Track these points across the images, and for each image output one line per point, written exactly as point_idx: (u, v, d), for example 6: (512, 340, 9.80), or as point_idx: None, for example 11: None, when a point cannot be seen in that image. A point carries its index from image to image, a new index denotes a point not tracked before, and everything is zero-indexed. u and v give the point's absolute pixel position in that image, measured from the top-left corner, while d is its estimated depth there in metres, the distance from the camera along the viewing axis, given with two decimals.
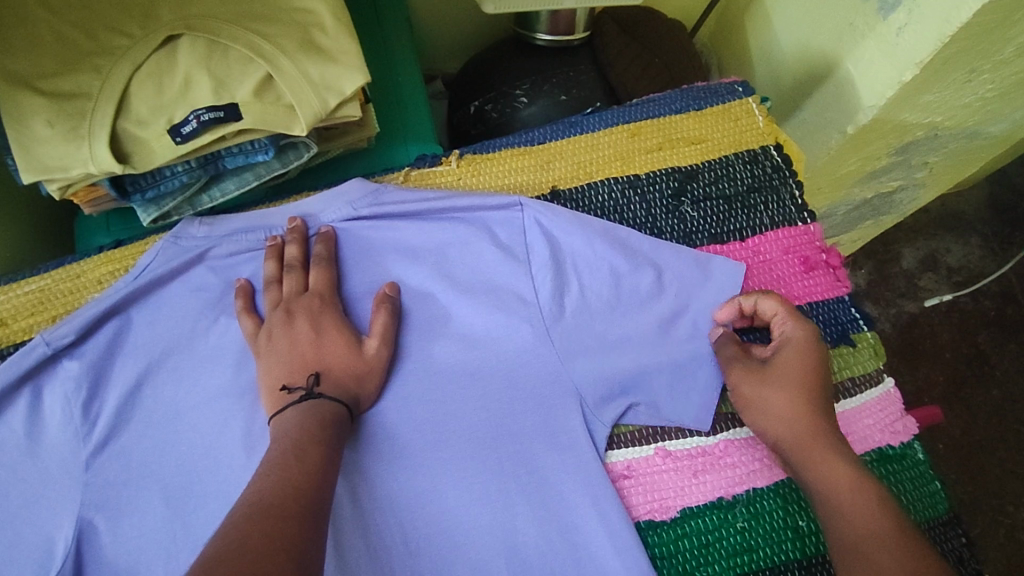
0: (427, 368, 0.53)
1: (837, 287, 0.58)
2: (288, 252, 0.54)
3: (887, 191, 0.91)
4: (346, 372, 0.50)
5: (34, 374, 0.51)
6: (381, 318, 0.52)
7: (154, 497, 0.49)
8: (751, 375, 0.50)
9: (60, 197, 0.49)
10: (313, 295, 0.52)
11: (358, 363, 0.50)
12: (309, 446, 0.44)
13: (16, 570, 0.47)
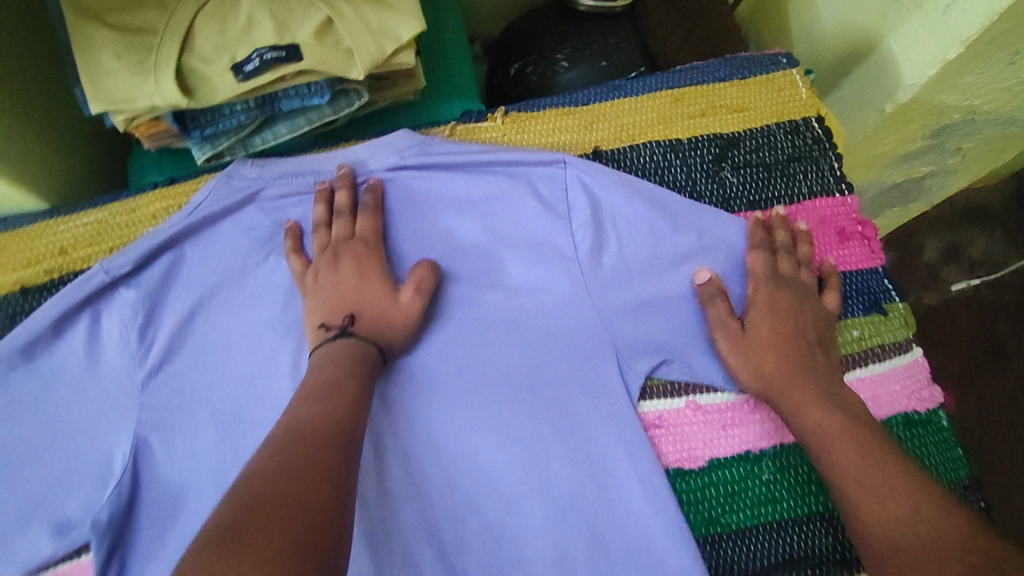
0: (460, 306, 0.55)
1: (872, 259, 0.58)
2: (337, 199, 0.56)
3: (917, 176, 0.92)
4: (383, 318, 0.51)
5: (92, 300, 0.53)
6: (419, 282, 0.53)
7: (204, 422, 0.51)
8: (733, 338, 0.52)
9: (124, 129, 0.51)
10: (359, 241, 0.54)
11: (395, 311, 0.52)
12: (346, 382, 0.46)
13: (75, 483, 0.50)
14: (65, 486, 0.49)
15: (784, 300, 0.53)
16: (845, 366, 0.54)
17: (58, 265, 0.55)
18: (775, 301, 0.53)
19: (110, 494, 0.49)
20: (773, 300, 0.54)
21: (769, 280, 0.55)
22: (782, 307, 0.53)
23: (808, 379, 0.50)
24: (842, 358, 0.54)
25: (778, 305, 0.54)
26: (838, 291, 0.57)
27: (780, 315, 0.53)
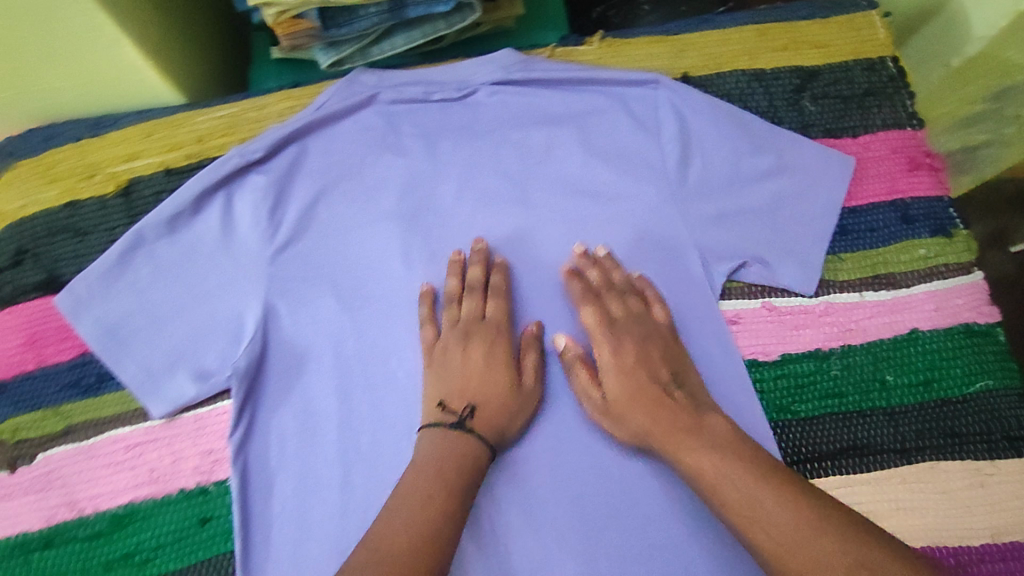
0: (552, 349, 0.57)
1: (938, 188, 0.62)
2: (467, 306, 0.56)
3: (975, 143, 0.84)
4: (500, 408, 0.53)
5: (227, 182, 0.59)
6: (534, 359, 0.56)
7: (326, 296, 0.57)
8: (602, 410, 0.54)
9: (272, 21, 0.56)
10: (491, 324, 0.56)
11: (517, 397, 0.54)
12: (449, 477, 0.47)
13: (212, 340, 0.56)
14: (203, 342, 0.56)
15: (615, 355, 0.54)
16: (910, 280, 0.59)
17: (197, 152, 0.61)
18: (635, 359, 0.53)
19: (243, 350, 0.55)
20: (618, 351, 0.54)
21: (602, 328, 0.55)
22: (624, 360, 0.53)
23: (682, 430, 0.49)
24: (908, 273, 0.59)
25: (652, 355, 0.54)
26: (907, 214, 0.61)
27: (627, 377, 0.53)
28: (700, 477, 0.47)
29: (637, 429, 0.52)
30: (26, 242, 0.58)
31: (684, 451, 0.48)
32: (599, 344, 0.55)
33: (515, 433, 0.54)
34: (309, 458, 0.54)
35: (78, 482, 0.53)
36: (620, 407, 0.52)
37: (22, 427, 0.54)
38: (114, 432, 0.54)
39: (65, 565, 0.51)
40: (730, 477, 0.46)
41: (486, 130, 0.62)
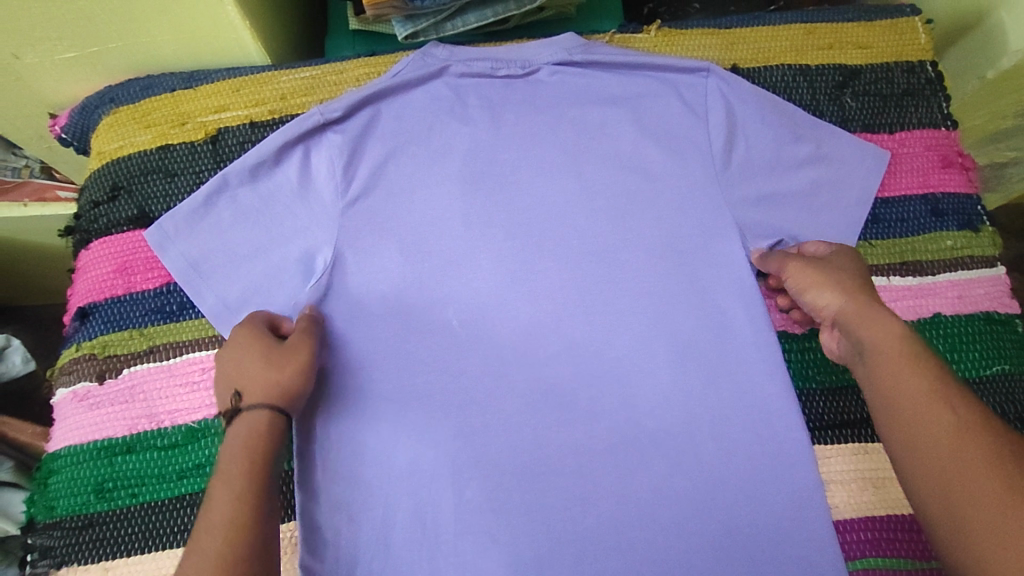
0: (493, 360, 0.59)
1: (967, 186, 0.66)
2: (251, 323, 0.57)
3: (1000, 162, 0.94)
4: (277, 374, 0.54)
5: (306, 138, 0.63)
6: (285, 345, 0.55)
7: (390, 248, 0.62)
8: (800, 259, 0.58)
9: None
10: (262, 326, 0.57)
11: (290, 357, 0.54)
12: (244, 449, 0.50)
13: (285, 280, 0.61)
14: (277, 281, 0.61)
15: (843, 259, 0.58)
16: (934, 269, 0.62)
17: (280, 109, 0.67)
18: (851, 261, 0.58)
19: (312, 289, 0.60)
20: (834, 257, 0.59)
21: (824, 249, 0.59)
22: (844, 260, 0.58)
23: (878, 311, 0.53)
24: (933, 262, 0.63)
25: (854, 268, 0.58)
26: (936, 208, 0.65)
27: (854, 266, 0.58)
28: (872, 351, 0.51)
29: (850, 298, 0.54)
30: (123, 179, 0.64)
31: (866, 320, 0.52)
32: (823, 247, 0.60)
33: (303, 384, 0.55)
34: (364, 393, 0.58)
35: (157, 397, 0.58)
36: (829, 261, 0.58)
37: (111, 344, 0.59)
38: (192, 355, 0.59)
39: (144, 470, 0.56)
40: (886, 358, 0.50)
41: (545, 106, 0.67)
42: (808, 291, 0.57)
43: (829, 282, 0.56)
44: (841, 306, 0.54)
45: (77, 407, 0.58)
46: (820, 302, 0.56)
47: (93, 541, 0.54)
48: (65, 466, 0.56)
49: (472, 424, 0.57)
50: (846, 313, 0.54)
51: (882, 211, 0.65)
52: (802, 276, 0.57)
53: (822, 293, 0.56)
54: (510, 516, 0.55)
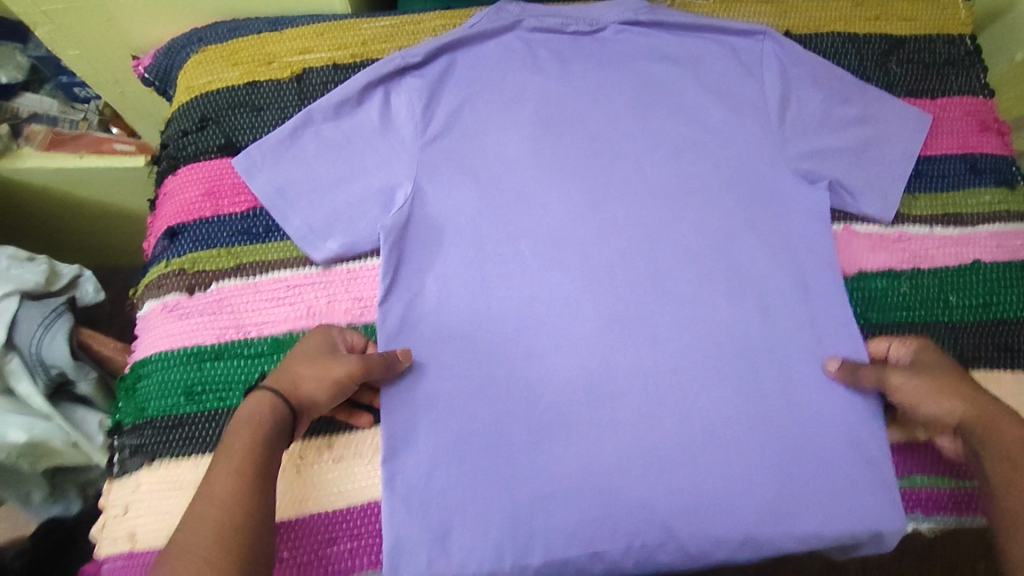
0: (563, 289, 0.63)
1: (1004, 149, 0.71)
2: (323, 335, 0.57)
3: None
4: (309, 370, 0.54)
5: (387, 79, 0.66)
6: (336, 355, 0.55)
7: (466, 184, 0.65)
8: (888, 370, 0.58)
9: None
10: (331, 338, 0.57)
11: (329, 363, 0.55)
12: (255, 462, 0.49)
13: (366, 208, 0.64)
14: (358, 209, 0.64)
15: (932, 356, 0.58)
16: (976, 220, 0.67)
17: (361, 53, 0.70)
18: (946, 359, 0.58)
19: (394, 215, 0.63)
20: (923, 355, 0.58)
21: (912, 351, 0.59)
22: (930, 359, 0.58)
23: (992, 418, 0.53)
24: (973, 215, 0.67)
25: (949, 364, 0.58)
26: (975, 167, 0.69)
27: (944, 361, 0.58)
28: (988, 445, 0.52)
29: (968, 404, 0.54)
30: (211, 111, 0.68)
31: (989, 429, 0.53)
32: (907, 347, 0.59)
33: (319, 390, 0.54)
34: (442, 313, 0.61)
35: (245, 310, 0.61)
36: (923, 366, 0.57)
37: (200, 261, 0.62)
38: (277, 273, 0.62)
39: (232, 375, 0.58)
40: (1003, 456, 0.51)
41: (611, 61, 0.71)
42: (930, 403, 0.55)
43: (946, 390, 0.55)
44: (965, 414, 0.54)
45: (167, 316, 0.60)
46: (940, 411, 0.55)
47: (184, 438, 0.57)
48: (156, 370, 0.59)
49: (544, 346, 0.60)
50: (966, 419, 0.54)
51: (926, 168, 0.69)
52: (921, 390, 0.56)
53: (944, 403, 0.55)
54: (581, 429, 0.58)
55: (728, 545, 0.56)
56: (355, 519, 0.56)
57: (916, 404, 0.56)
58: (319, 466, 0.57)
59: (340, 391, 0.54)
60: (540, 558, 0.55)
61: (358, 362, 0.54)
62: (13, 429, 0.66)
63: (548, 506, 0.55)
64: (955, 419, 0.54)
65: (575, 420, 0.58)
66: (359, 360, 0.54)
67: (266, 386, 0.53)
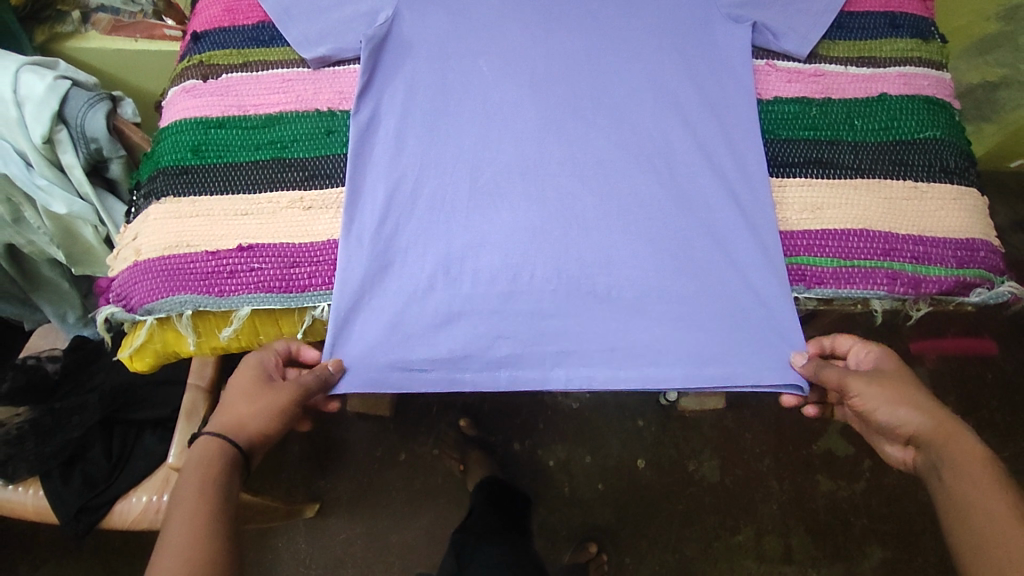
0: (512, 101, 0.73)
1: (924, 12, 0.78)
2: (270, 362, 0.64)
3: (991, 80, 1.14)
4: (251, 402, 0.61)
5: None
6: (273, 383, 0.62)
7: (438, 14, 0.77)
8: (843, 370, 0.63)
9: None
10: (269, 372, 0.63)
11: (268, 393, 0.61)
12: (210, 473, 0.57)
13: (352, 25, 0.75)
14: (345, 26, 0.75)
15: (886, 364, 0.64)
16: (887, 63, 0.75)
17: None
18: (897, 368, 0.63)
19: (374, 29, 0.75)
20: (879, 363, 0.65)
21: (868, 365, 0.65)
22: (886, 368, 0.64)
23: (947, 432, 0.59)
24: (886, 58, 0.75)
25: (901, 375, 0.63)
26: (895, 23, 0.77)
27: (895, 369, 0.64)
28: (941, 454, 0.58)
29: (924, 418, 0.60)
30: None
31: (948, 442, 0.58)
32: (865, 353, 0.66)
33: (257, 420, 0.61)
34: (407, 109, 0.72)
35: (246, 95, 0.73)
36: (875, 378, 0.62)
37: (215, 57, 0.76)
38: (276, 70, 0.75)
39: (230, 142, 0.71)
40: (960, 469, 0.57)
41: None
42: (884, 410, 0.61)
43: (903, 401, 0.61)
44: (920, 427, 0.60)
45: (184, 96, 0.74)
46: (898, 421, 0.61)
47: (186, 182, 0.69)
48: (170, 136, 0.72)
49: (490, 143, 0.71)
50: (928, 434, 0.59)
51: (848, 22, 0.77)
52: (879, 398, 0.61)
53: (898, 413, 0.61)
54: (512, 205, 0.69)
55: (626, 296, 0.67)
56: (318, 250, 0.67)
57: (876, 412, 0.62)
58: (291, 211, 0.68)
59: (278, 416, 0.61)
60: (468, 286, 0.67)
61: (294, 391, 0.62)
62: (57, 202, 0.80)
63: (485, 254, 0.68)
64: (910, 429, 0.60)
65: (508, 197, 0.69)
66: (293, 388, 0.61)
67: (210, 430, 0.60)
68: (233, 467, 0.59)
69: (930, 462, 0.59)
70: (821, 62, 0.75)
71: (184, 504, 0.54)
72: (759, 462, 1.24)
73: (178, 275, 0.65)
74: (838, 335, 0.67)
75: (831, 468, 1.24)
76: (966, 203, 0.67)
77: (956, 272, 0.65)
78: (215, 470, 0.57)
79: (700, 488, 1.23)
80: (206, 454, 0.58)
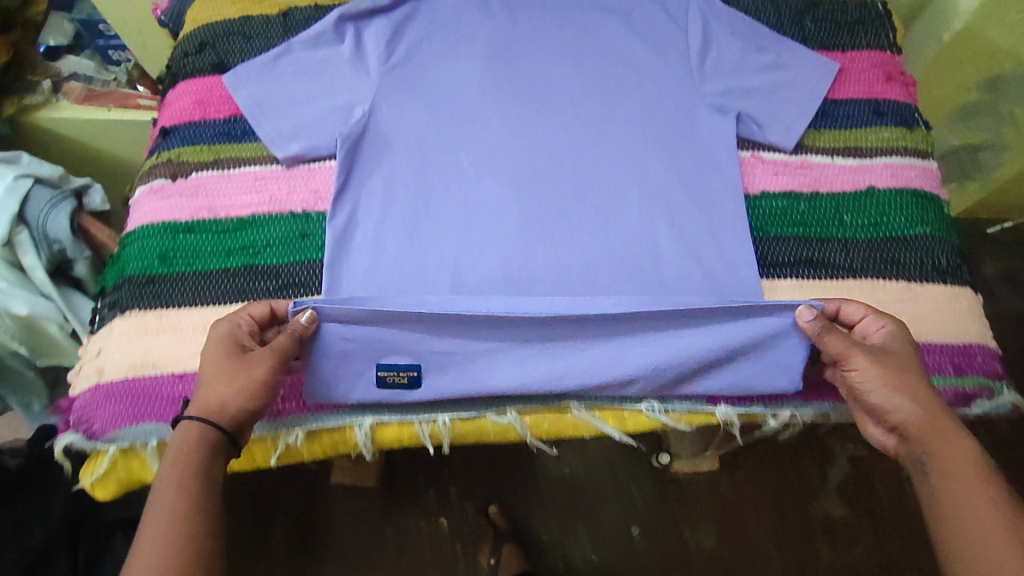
0: (493, 194, 0.71)
1: (908, 98, 0.77)
2: (242, 332, 0.58)
3: (974, 143, 1.14)
4: (226, 381, 0.55)
5: (358, 18, 0.77)
6: (246, 353, 0.57)
7: (417, 105, 0.74)
8: (848, 340, 0.57)
9: None
10: (245, 338, 0.58)
11: (242, 369, 0.55)
12: (191, 464, 0.52)
13: (328, 120, 0.73)
14: (320, 121, 0.73)
15: (894, 340, 0.59)
16: (873, 153, 0.73)
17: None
18: (903, 347, 0.58)
19: (350, 125, 0.72)
20: (887, 338, 0.59)
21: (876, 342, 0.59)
22: (893, 348, 0.58)
23: (943, 431, 0.54)
24: (872, 148, 0.74)
25: (906, 355, 0.58)
26: (880, 110, 0.76)
27: (904, 351, 0.58)
28: (933, 455, 0.54)
29: (920, 407, 0.55)
30: (209, 38, 0.79)
31: (940, 441, 0.54)
32: (875, 326, 0.60)
33: (238, 398, 0.55)
34: (386, 209, 0.70)
35: (217, 195, 0.70)
36: (883, 354, 0.57)
37: (185, 154, 0.73)
38: (249, 168, 0.72)
39: (200, 247, 0.68)
40: (950, 472, 0.53)
41: (556, 10, 0.80)
42: (880, 394, 0.56)
43: (902, 387, 0.56)
44: (912, 416, 0.55)
45: (152, 198, 0.71)
46: (891, 406, 0.56)
47: (153, 293, 0.66)
48: (136, 239, 0.69)
49: (484, 248, 0.69)
50: (919, 432, 0.55)
51: (833, 110, 0.76)
52: (875, 377, 0.56)
53: (894, 398, 0.55)
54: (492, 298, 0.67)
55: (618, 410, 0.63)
56: None
57: (869, 393, 0.57)
58: None
59: (263, 389, 0.55)
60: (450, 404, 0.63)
61: (272, 357, 0.56)
62: (18, 302, 0.76)
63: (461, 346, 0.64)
64: (902, 418, 0.55)
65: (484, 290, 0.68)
66: (270, 354, 0.56)
67: (187, 415, 0.54)
68: (220, 456, 0.54)
69: (918, 454, 0.55)
70: (807, 153, 0.73)
71: (165, 499, 0.51)
72: (757, 530, 1.20)
73: (142, 399, 0.61)
74: (847, 303, 0.61)
75: (830, 536, 1.19)
76: (960, 301, 0.66)
77: (955, 382, 0.62)
78: (197, 459, 0.53)
79: (697, 561, 1.18)
80: (186, 446, 0.53)
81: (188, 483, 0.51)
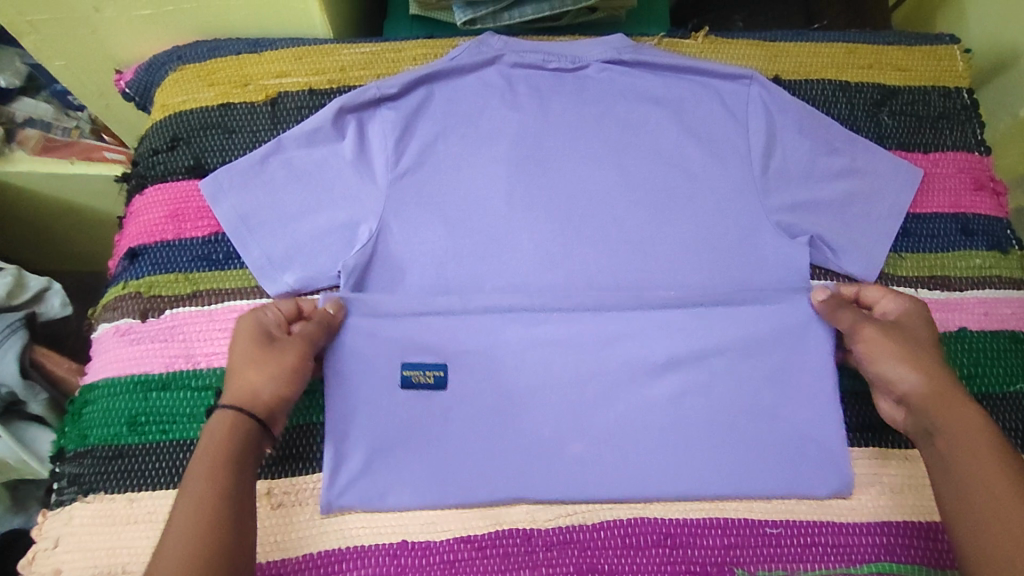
0: (527, 338, 0.61)
1: (998, 211, 0.68)
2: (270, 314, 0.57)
3: None
4: (255, 368, 0.53)
5: (361, 109, 0.63)
6: (275, 339, 0.55)
7: (433, 222, 0.63)
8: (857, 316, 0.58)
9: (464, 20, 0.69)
10: (274, 325, 0.56)
11: (273, 355, 0.54)
12: (226, 453, 0.48)
13: (328, 241, 0.61)
14: (318, 245, 0.61)
15: (908, 316, 0.58)
16: (962, 285, 0.64)
17: (338, 79, 0.69)
18: (915, 319, 0.57)
19: (354, 253, 0.61)
20: (900, 313, 0.58)
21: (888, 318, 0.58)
22: (906, 322, 0.57)
23: (952, 401, 0.52)
24: (961, 279, 0.64)
25: (919, 328, 0.57)
26: (969, 227, 0.66)
27: (920, 327, 0.57)
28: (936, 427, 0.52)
29: (927, 376, 0.54)
30: (183, 131, 0.66)
31: (947, 409, 0.52)
32: (888, 302, 0.59)
33: (268, 387, 0.52)
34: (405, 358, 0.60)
35: (196, 339, 0.59)
36: (899, 328, 0.57)
37: (157, 285, 0.61)
38: (233, 303, 0.61)
39: (176, 408, 0.57)
40: (959, 442, 0.50)
41: (593, 98, 0.67)
42: (884, 363, 0.55)
43: (909, 357, 0.55)
44: (918, 387, 0.53)
45: (118, 341, 0.59)
46: (895, 375, 0.55)
47: (121, 471, 0.55)
48: (102, 396, 0.58)
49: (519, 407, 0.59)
50: (923, 402, 0.53)
51: (916, 227, 0.66)
52: (881, 347, 0.56)
53: (899, 367, 0.55)
54: (520, 471, 0.58)
55: None
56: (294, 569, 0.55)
57: (874, 362, 0.56)
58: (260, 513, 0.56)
59: (294, 375, 0.54)
60: None
61: (302, 343, 0.55)
62: None
63: (493, 533, 0.57)
64: (906, 387, 0.54)
65: (509, 460, 0.59)
66: (300, 343, 0.55)
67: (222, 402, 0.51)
68: (254, 449, 0.50)
69: (925, 424, 0.53)
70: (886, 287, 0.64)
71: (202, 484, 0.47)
72: None
73: None
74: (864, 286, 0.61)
75: None
76: None
77: None
78: (232, 449, 0.49)
79: None
80: (222, 433, 0.49)
81: (222, 475, 0.47)
